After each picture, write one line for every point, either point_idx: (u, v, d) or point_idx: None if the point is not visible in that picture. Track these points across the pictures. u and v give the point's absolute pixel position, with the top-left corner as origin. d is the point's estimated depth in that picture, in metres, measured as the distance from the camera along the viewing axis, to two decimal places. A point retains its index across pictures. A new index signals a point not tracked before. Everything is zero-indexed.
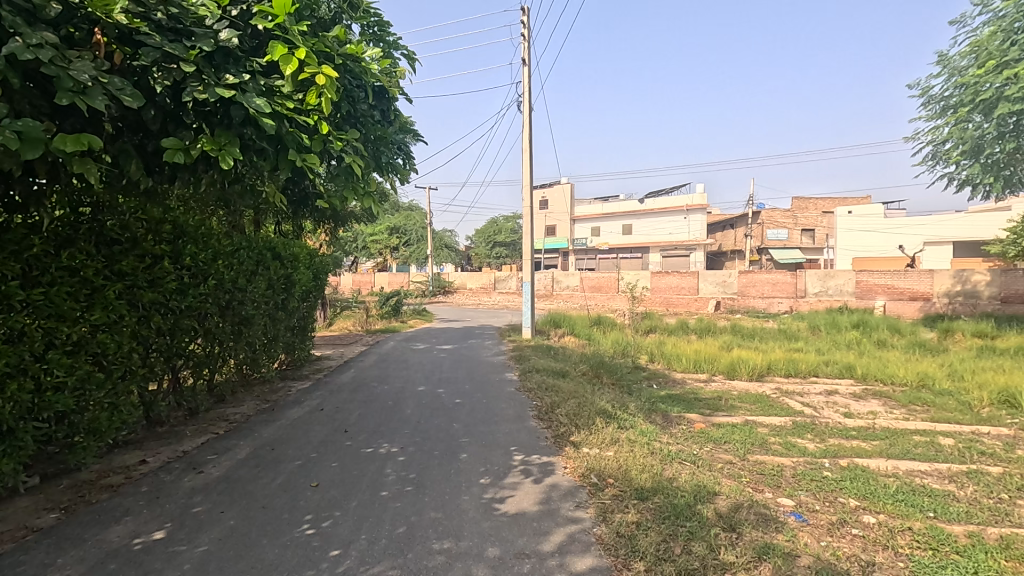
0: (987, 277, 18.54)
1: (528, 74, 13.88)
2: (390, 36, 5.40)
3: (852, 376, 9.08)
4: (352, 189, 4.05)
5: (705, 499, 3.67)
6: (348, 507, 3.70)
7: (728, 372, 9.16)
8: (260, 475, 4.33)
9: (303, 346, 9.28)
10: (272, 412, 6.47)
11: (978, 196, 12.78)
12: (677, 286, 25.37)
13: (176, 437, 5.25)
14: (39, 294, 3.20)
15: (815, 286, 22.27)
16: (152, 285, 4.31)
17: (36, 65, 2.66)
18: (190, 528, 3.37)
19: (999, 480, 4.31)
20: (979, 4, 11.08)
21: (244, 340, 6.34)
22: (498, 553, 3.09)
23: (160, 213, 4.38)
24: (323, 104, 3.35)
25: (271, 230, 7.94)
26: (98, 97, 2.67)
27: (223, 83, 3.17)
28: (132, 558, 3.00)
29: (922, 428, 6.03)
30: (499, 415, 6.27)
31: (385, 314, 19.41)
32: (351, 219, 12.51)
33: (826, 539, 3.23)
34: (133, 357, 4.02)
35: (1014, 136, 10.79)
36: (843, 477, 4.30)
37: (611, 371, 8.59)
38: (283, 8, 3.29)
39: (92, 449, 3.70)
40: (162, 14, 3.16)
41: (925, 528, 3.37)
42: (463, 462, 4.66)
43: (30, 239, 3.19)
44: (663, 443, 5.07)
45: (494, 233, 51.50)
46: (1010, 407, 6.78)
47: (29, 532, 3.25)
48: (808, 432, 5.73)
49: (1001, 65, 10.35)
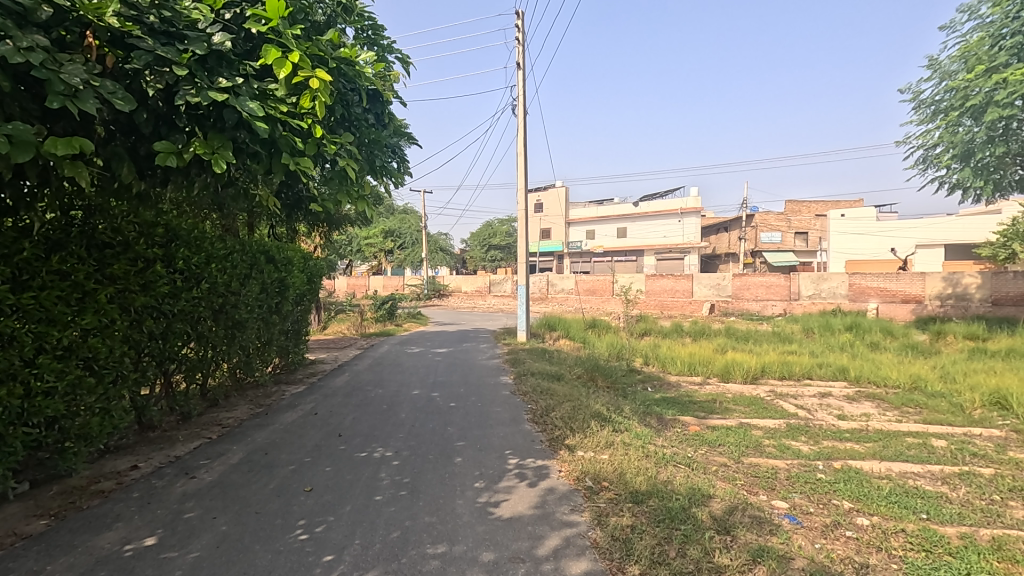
0: (978, 279, 18.71)
1: (522, 78, 13.95)
2: (385, 39, 5.43)
3: (846, 379, 9.12)
4: (347, 192, 4.05)
5: (700, 502, 3.68)
6: (342, 512, 3.67)
7: (722, 375, 9.18)
8: (253, 480, 4.29)
9: (297, 350, 9.22)
10: (266, 417, 6.41)
11: (968, 200, 12.92)
12: (671, 289, 25.51)
13: (168, 442, 5.21)
14: (29, 298, 3.16)
15: (809, 288, 22.32)
16: (145, 289, 4.28)
17: (27, 69, 2.64)
18: (182, 534, 3.34)
19: (991, 482, 4.35)
20: (967, 11, 11.23)
21: (237, 344, 6.31)
22: (492, 557, 3.07)
23: (152, 217, 4.36)
24: (317, 109, 3.35)
25: (264, 233, 7.90)
26: (89, 100, 2.65)
27: (217, 86, 3.18)
28: (122, 564, 2.97)
29: (915, 429, 6.08)
30: (494, 419, 6.26)
31: (379, 318, 19.37)
32: (345, 222, 12.47)
33: (820, 541, 3.24)
34: (124, 361, 3.99)
35: (1003, 140, 10.89)
36: (837, 479, 4.32)
37: (606, 374, 8.61)
38: (277, 11, 3.31)
39: (83, 454, 3.67)
40: (154, 17, 3.14)
41: (918, 530, 3.39)
42: (457, 466, 4.64)
43: (21, 243, 3.16)
44: (658, 446, 5.06)
45: (489, 236, 51.59)
46: (1002, 408, 6.83)
47: (17, 539, 3.21)
48: (802, 434, 5.77)
49: (990, 70, 10.49)
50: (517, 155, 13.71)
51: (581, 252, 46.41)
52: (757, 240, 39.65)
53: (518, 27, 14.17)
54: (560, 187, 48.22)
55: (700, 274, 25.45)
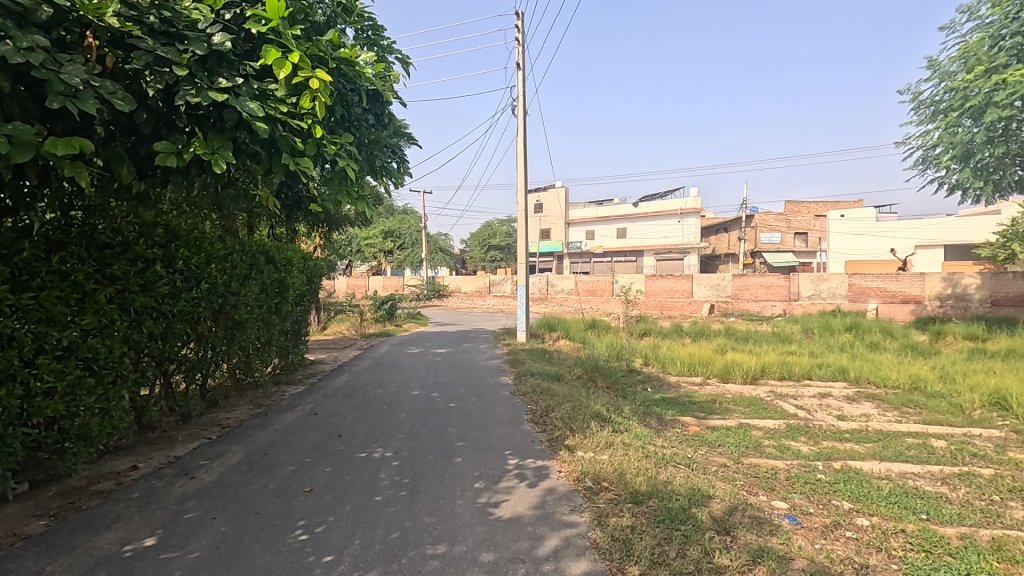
0: (978, 280, 18.72)
1: (522, 78, 13.95)
2: (385, 40, 5.43)
3: (846, 379, 9.11)
4: (346, 192, 4.06)
5: (700, 503, 3.68)
6: (342, 513, 3.67)
7: (722, 376, 9.17)
8: (253, 481, 4.29)
9: (297, 351, 9.22)
10: (265, 417, 6.41)
11: (968, 200, 12.93)
12: (671, 290, 25.50)
13: (167, 443, 5.21)
14: (28, 298, 3.16)
15: (808, 289, 22.33)
16: (144, 290, 4.28)
17: (27, 69, 2.64)
18: (182, 535, 3.33)
19: (991, 482, 4.35)
20: (967, 12, 11.23)
21: (237, 344, 6.31)
22: (492, 558, 3.07)
23: (152, 217, 4.35)
24: (316, 109, 3.35)
25: (264, 234, 7.90)
26: (89, 100, 2.65)
27: (217, 87, 3.18)
28: (122, 565, 2.96)
29: (915, 430, 6.07)
30: (493, 419, 6.26)
31: (379, 318, 19.37)
32: (345, 223, 12.47)
33: (820, 542, 3.24)
34: (124, 362, 3.98)
35: (1003, 141, 10.89)
36: (837, 479, 4.32)
37: (606, 375, 8.61)
38: (278, 11, 3.32)
39: (82, 455, 3.67)
40: (155, 17, 3.14)
41: (917, 530, 3.39)
42: (457, 466, 4.64)
43: (20, 243, 3.17)
44: (658, 446, 5.06)
45: (489, 237, 51.60)
46: (1001, 409, 6.83)
47: (16, 540, 3.20)
48: (802, 435, 5.76)
49: (990, 71, 10.50)
50: (517, 156, 13.71)
51: (580, 252, 46.42)
52: (757, 240, 39.66)
53: (518, 28, 14.18)
54: (560, 188, 48.22)
55: (700, 275, 25.46)
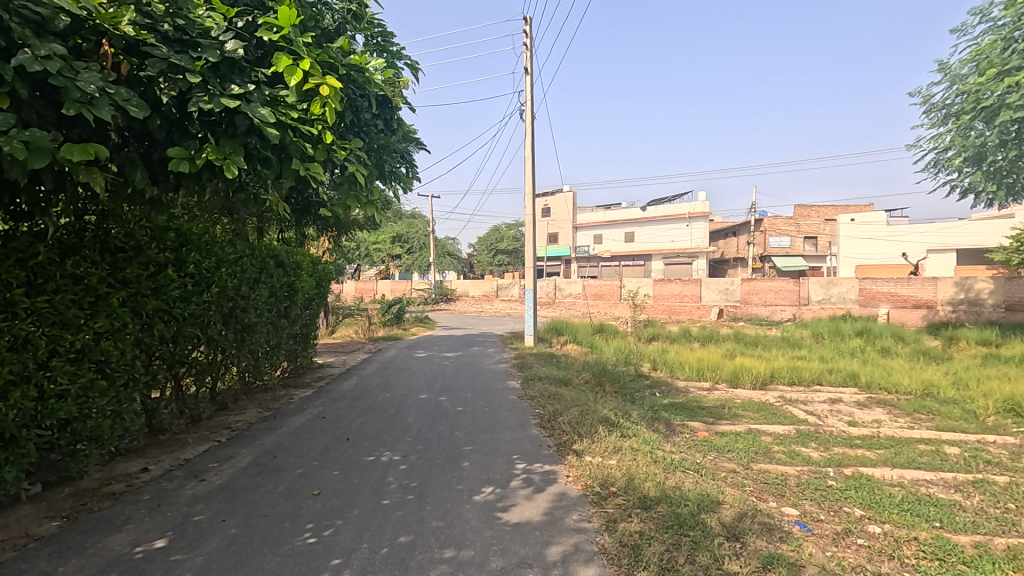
0: (991, 285, 18.43)
1: (531, 83, 13.99)
2: (394, 46, 5.51)
3: (856, 385, 9.01)
4: (356, 197, 4.11)
5: (709, 509, 3.64)
6: (350, 516, 3.69)
7: (731, 381, 9.14)
8: (261, 483, 4.31)
9: (305, 354, 9.27)
10: (274, 420, 6.44)
11: (980, 204, 12.80)
12: (679, 294, 25.41)
13: (178, 445, 5.24)
14: (43, 301, 3.21)
15: (818, 293, 22.17)
16: (156, 293, 4.34)
17: (45, 76, 2.70)
18: (192, 536, 3.36)
19: (1005, 490, 4.28)
20: (979, 13, 11.12)
21: (247, 347, 6.36)
22: (500, 563, 3.05)
23: (163, 222, 4.41)
24: (327, 114, 3.43)
25: (273, 238, 7.94)
26: (104, 107, 2.70)
27: (228, 93, 3.21)
28: (133, 566, 2.99)
29: (928, 436, 6.00)
30: (501, 423, 6.25)
31: (387, 322, 19.48)
32: (354, 226, 12.58)
33: (831, 549, 3.21)
34: (135, 365, 4.04)
35: (1016, 144, 10.71)
36: (847, 486, 4.27)
37: (614, 379, 8.55)
38: (288, 19, 3.38)
39: (93, 457, 3.70)
40: (168, 25, 3.22)
41: (931, 538, 3.35)
42: (464, 470, 4.64)
43: (36, 247, 3.21)
44: (666, 451, 5.03)
45: (496, 241, 51.83)
46: (1016, 416, 6.72)
47: (30, 540, 3.24)
48: (812, 440, 5.72)
49: (1002, 73, 10.39)
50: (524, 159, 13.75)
51: (588, 256, 46.43)
52: (767, 244, 39.30)
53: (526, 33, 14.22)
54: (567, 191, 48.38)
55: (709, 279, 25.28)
